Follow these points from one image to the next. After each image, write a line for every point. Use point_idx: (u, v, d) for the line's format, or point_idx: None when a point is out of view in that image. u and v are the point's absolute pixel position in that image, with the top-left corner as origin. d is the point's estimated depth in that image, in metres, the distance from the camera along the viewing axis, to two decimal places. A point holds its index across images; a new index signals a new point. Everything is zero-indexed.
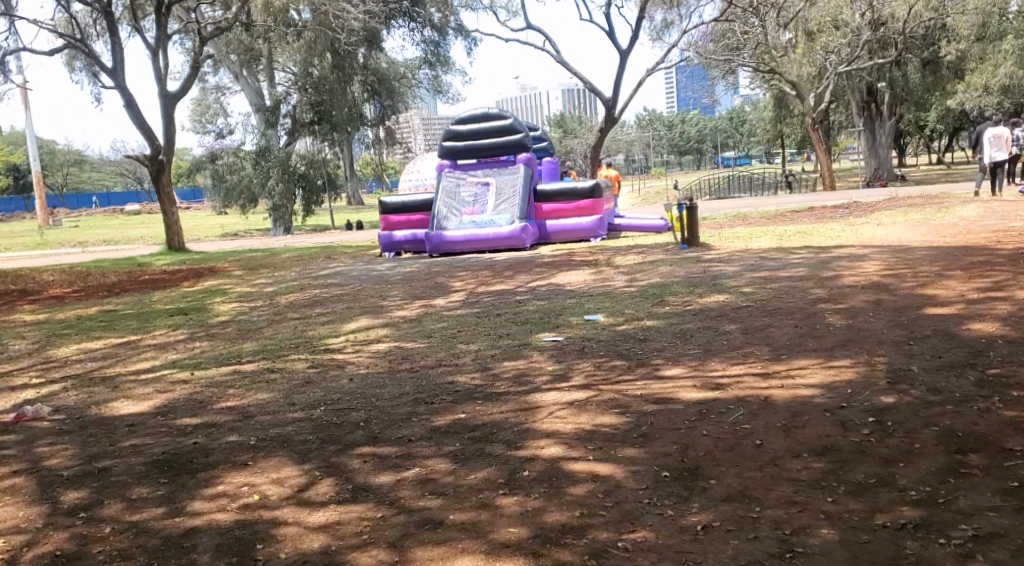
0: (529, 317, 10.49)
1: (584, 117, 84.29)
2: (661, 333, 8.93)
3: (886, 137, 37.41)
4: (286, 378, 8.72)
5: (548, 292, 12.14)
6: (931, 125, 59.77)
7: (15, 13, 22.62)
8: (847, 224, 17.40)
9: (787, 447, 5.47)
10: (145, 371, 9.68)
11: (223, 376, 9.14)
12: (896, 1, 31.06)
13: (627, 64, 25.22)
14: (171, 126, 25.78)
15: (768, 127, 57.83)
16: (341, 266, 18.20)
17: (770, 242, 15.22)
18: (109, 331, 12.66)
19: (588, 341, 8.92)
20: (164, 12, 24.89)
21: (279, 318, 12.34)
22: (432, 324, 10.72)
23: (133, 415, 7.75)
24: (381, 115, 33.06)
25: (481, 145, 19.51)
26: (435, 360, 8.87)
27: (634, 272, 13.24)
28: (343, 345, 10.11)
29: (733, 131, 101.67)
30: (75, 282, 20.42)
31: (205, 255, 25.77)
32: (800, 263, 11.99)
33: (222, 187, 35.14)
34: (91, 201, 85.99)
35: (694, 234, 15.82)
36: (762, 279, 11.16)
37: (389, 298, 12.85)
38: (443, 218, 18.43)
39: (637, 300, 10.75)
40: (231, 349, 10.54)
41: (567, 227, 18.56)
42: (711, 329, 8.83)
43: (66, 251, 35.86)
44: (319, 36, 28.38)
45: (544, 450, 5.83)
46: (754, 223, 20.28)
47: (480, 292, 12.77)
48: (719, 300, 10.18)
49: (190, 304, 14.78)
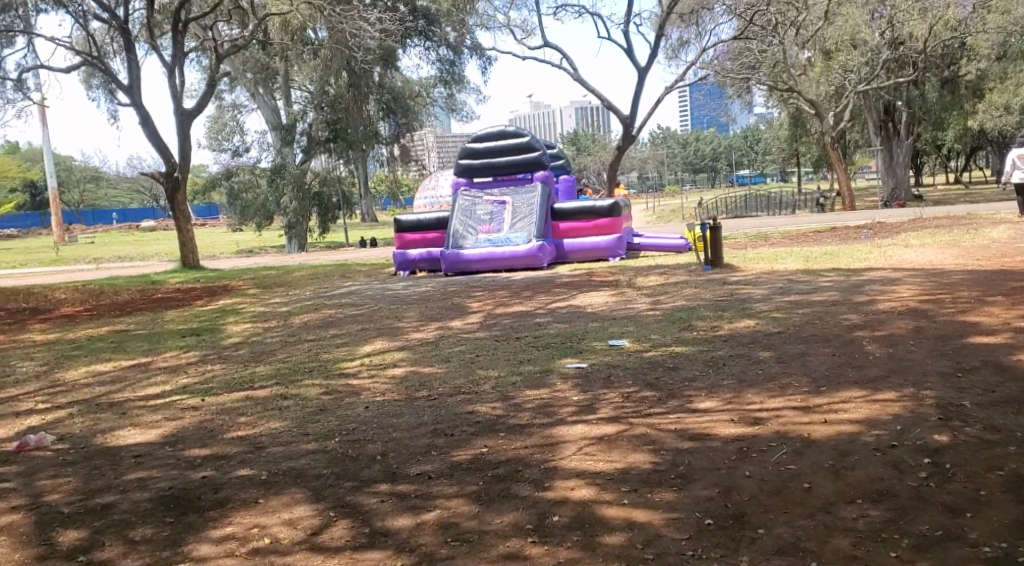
0: (551, 341, 10.13)
1: (600, 136, 84.09)
2: (691, 360, 8.56)
3: (904, 157, 37.02)
4: (300, 406, 8.36)
5: (569, 314, 11.78)
6: (949, 146, 59.22)
7: (33, 30, 22.52)
8: (874, 245, 17.02)
9: (839, 492, 5.13)
10: (155, 396, 9.34)
11: (234, 402, 8.80)
12: (917, 21, 30.63)
13: (645, 81, 24.87)
14: (187, 143, 25.62)
15: (784, 146, 57.44)
16: (356, 285, 17.90)
17: (796, 264, 14.87)
18: (119, 352, 12.37)
19: (614, 368, 8.56)
20: (180, 29, 24.77)
21: (293, 340, 12.02)
22: (450, 348, 10.38)
23: (139, 444, 7.40)
24: (396, 133, 32.96)
25: (498, 163, 19.18)
26: (455, 387, 8.52)
27: (657, 294, 12.87)
28: (359, 370, 9.76)
29: (748, 149, 101.09)
30: (87, 300, 20.16)
31: (220, 272, 25.52)
32: (830, 287, 11.62)
33: (237, 204, 34.97)
34: (108, 218, 86.18)
35: (718, 255, 15.49)
36: (792, 303, 10.78)
37: (405, 319, 12.51)
38: (460, 237, 18.12)
39: (663, 324, 10.39)
40: (243, 373, 10.21)
41: (584, 245, 18.20)
42: (743, 357, 8.45)
43: (80, 267, 35.69)
44: (336, 55, 28.25)
45: (574, 492, 5.48)
46: (777, 244, 19.90)
47: (499, 314, 12.43)
48: (749, 325, 9.80)
49: (202, 324, 14.47)
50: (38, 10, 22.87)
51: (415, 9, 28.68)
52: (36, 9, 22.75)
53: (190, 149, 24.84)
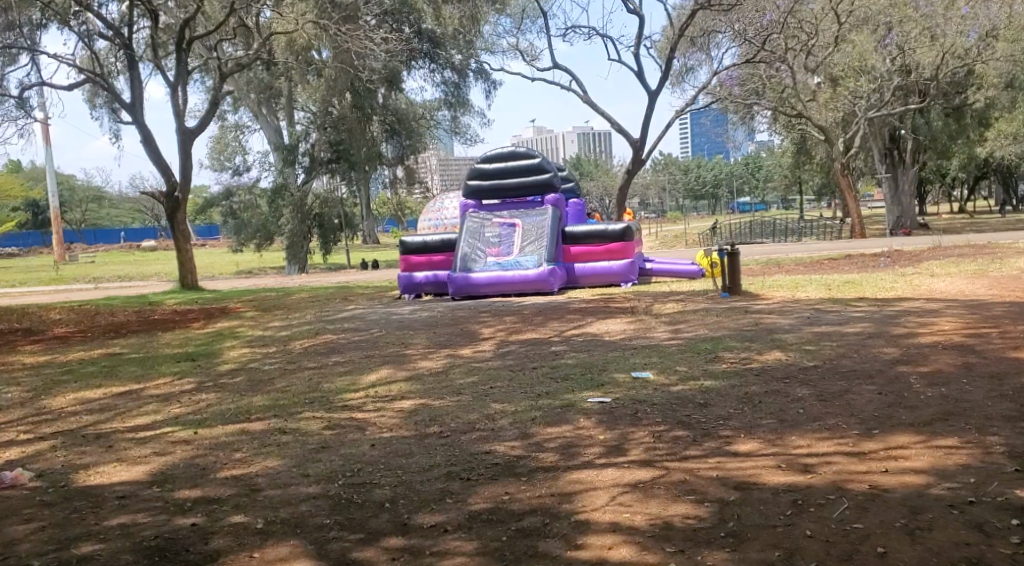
0: (569, 372, 9.50)
1: (602, 162, 83.73)
2: (723, 396, 7.94)
3: (910, 186, 36.94)
4: (299, 442, 7.72)
5: (586, 343, 11.14)
6: (953, 175, 58.80)
7: (37, 47, 22.08)
8: (898, 274, 16.45)
9: (918, 558, 4.72)
10: (143, 428, 8.69)
11: (229, 437, 8.14)
12: (925, 50, 30.14)
13: (655, 105, 24.36)
14: (189, 162, 25.12)
15: (789, 174, 57.08)
16: (359, 309, 17.25)
17: (819, 292, 14.28)
18: (109, 379, 11.70)
19: (641, 403, 7.92)
20: (184, 48, 24.28)
21: (292, 368, 11.35)
22: (460, 378, 9.75)
23: (123, 483, 6.76)
24: (400, 155, 32.38)
25: (507, 185, 18.59)
26: (468, 422, 7.90)
27: (677, 322, 12.25)
28: (363, 402, 9.10)
29: (751, 177, 100.68)
30: (82, 322, 19.47)
31: (219, 294, 24.90)
32: (863, 318, 11.01)
33: (236, 224, 34.39)
34: (110, 237, 85.70)
35: (737, 282, 14.88)
36: (824, 335, 10.15)
37: (411, 346, 11.86)
38: (467, 259, 17.47)
39: (688, 355, 9.77)
40: (239, 403, 9.55)
41: (596, 270, 17.58)
42: (780, 393, 7.82)
43: (78, 287, 35.02)
44: (341, 75, 27.92)
45: (613, 551, 5.03)
46: (794, 271, 19.32)
47: (511, 341, 11.79)
48: (780, 358, 9.15)
49: (200, 348, 13.81)
50: (42, 28, 22.46)
51: (420, 31, 28.11)
52: (38, 26, 22.27)
53: (191, 167, 24.34)
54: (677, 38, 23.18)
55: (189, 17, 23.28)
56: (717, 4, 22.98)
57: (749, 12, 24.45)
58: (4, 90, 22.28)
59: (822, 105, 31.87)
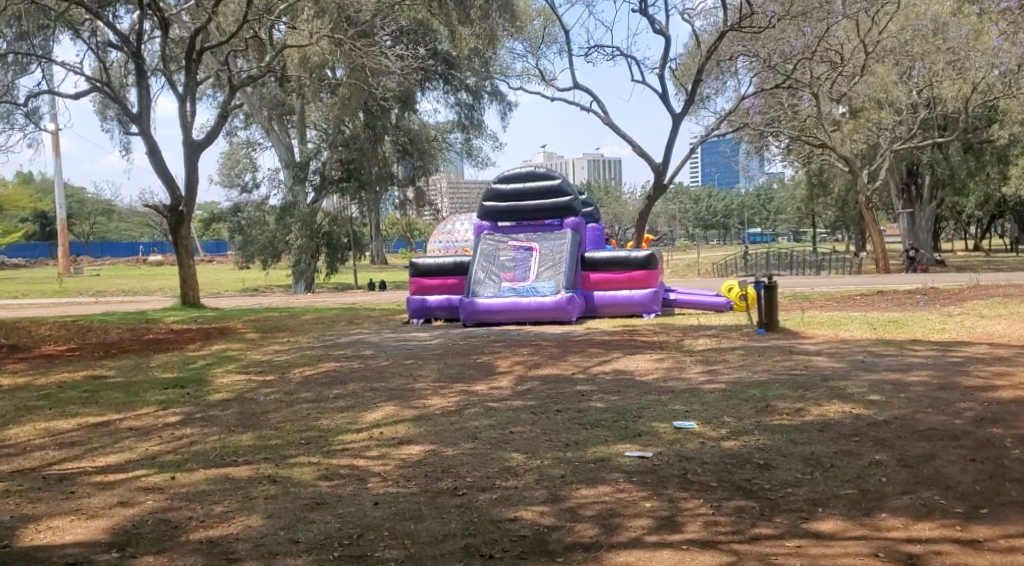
0: (599, 417, 8.39)
1: (614, 190, 82.67)
2: (785, 456, 6.86)
3: (926, 222, 36.01)
4: (290, 496, 6.63)
5: (615, 382, 10.03)
6: (969, 213, 57.70)
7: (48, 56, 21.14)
8: (942, 313, 15.37)
9: None
10: (115, 470, 7.66)
11: (209, 484, 7.05)
12: (951, 85, 29.07)
13: (677, 128, 23.25)
14: (195, 175, 24.16)
15: (802, 207, 56.13)
16: (364, 332, 16.19)
17: (863, 332, 13.22)
18: (87, 406, 10.59)
19: (689, 463, 6.84)
20: (194, 59, 23.27)
21: (289, 400, 10.21)
22: (475, 420, 8.62)
23: (77, 545, 5.81)
24: (412, 176, 31.25)
25: (526, 207, 17.50)
26: (486, 477, 6.83)
27: (714, 360, 11.13)
28: (365, 446, 7.99)
29: (761, 208, 99.63)
30: (72, 339, 18.40)
31: (221, 312, 23.86)
32: (924, 366, 9.91)
33: (243, 241, 33.59)
34: (118, 252, 84.74)
35: (773, 318, 13.86)
36: (888, 384, 9.00)
37: (420, 378, 10.73)
38: (480, 284, 16.38)
39: (736, 403, 8.63)
40: (225, 442, 8.44)
41: (617, 299, 16.46)
42: (855, 454, 6.75)
43: (77, 300, 34.07)
44: (356, 95, 27.10)
45: None
46: (825, 307, 18.26)
47: (531, 376, 10.70)
48: (843, 411, 8.04)
49: (192, 373, 12.72)
50: (56, 39, 21.67)
51: (435, 53, 27.22)
52: (51, 37, 21.40)
53: (196, 180, 23.38)
54: (702, 61, 21.83)
55: (200, 27, 22.21)
56: (750, 25, 21.79)
57: (774, 39, 23.05)
58: (11, 99, 21.45)
59: (845, 136, 30.79)
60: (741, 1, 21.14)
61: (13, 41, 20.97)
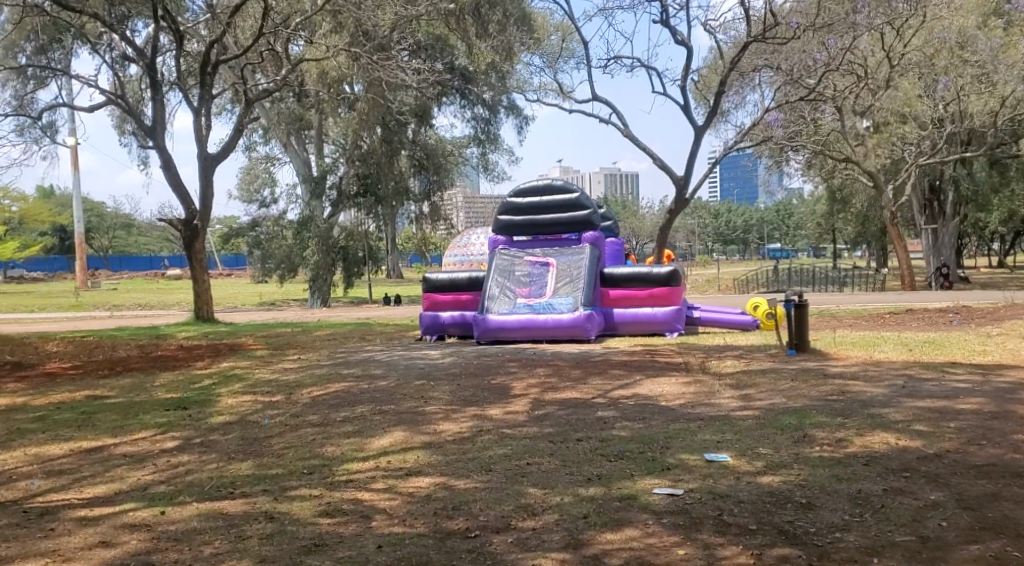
0: (623, 447, 7.77)
1: (631, 204, 81.85)
2: (830, 494, 6.24)
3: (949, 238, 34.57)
4: (286, 536, 6.09)
5: (639, 408, 9.41)
6: (993, 229, 56.49)
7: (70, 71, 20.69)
8: (980, 334, 14.64)
9: None
10: (102, 503, 7.14)
11: (200, 521, 6.52)
12: (977, 101, 28.18)
13: (699, 142, 22.60)
14: (210, 190, 23.76)
15: (823, 222, 55.21)
16: (376, 350, 15.65)
17: (898, 354, 12.53)
18: (82, 430, 10.06)
19: (723, 502, 6.23)
20: (209, 73, 22.79)
21: (293, 424, 9.63)
22: (490, 449, 8.03)
23: None
24: (427, 190, 30.51)
25: (542, 221, 16.94)
26: (502, 516, 6.26)
27: (744, 384, 10.49)
28: (371, 476, 7.43)
29: (780, 222, 98.60)
30: (79, 356, 17.92)
31: (234, 328, 23.37)
32: (972, 392, 9.23)
33: (260, 255, 33.25)
34: (136, 266, 84.54)
35: (803, 338, 13.20)
36: (934, 413, 8.32)
37: (432, 402, 10.14)
38: (494, 300, 15.81)
39: (771, 433, 8.00)
40: (222, 471, 7.89)
41: (638, 316, 15.83)
42: (908, 495, 6.13)
43: (92, 314, 33.72)
44: (374, 109, 26.64)
45: None
46: (854, 325, 17.54)
47: (550, 400, 10.09)
48: (890, 443, 7.39)
49: (196, 393, 12.20)
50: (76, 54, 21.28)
51: (452, 67, 26.70)
52: (69, 51, 20.99)
53: (208, 194, 22.98)
54: (724, 73, 21.14)
55: (215, 40, 21.72)
56: (774, 35, 21.10)
57: (796, 51, 22.31)
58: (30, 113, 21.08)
59: (869, 150, 30.07)
60: (765, 11, 20.44)
61: (32, 55, 20.61)
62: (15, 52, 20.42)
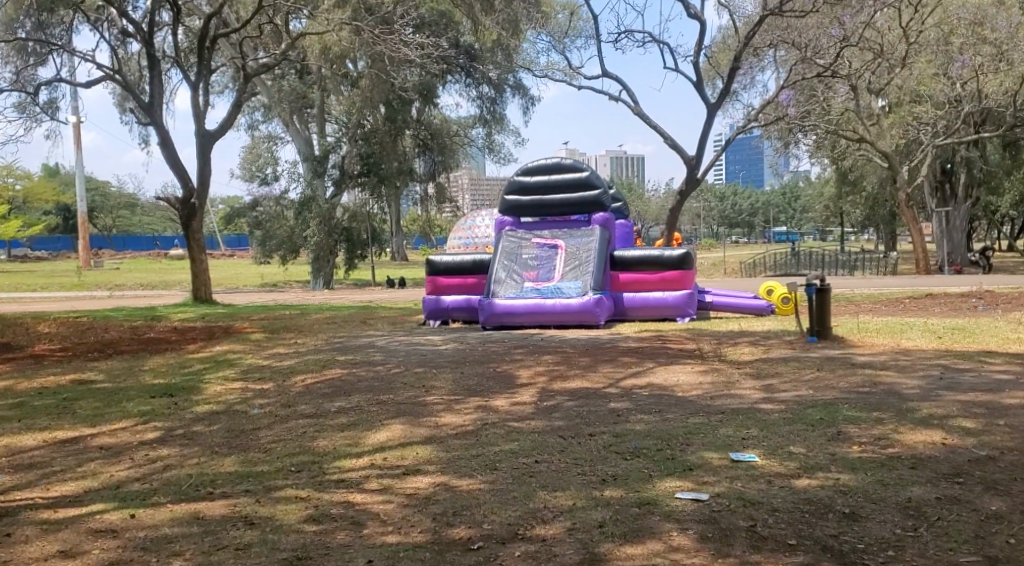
0: (641, 445, 7.09)
1: (637, 187, 80.78)
2: (878, 503, 5.58)
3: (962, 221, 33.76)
4: (267, 547, 5.46)
5: (654, 399, 8.74)
6: (1004, 212, 55.37)
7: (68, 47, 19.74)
8: (1008, 321, 13.92)
9: None
10: (68, 502, 6.50)
11: (173, 525, 5.87)
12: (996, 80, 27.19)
13: (712, 120, 21.80)
14: (209, 167, 23.00)
15: (831, 206, 54.35)
16: (376, 335, 14.98)
17: (927, 342, 11.83)
18: (60, 419, 9.39)
19: (757, 510, 5.58)
20: (207, 48, 21.92)
21: (283, 415, 8.97)
22: (495, 445, 7.35)
23: None
24: (432, 171, 29.58)
25: (552, 202, 16.23)
26: (508, 523, 5.61)
27: (765, 374, 9.82)
28: (364, 475, 6.77)
29: (786, 204, 97.51)
30: (68, 338, 17.24)
31: (232, 309, 22.70)
32: (1017, 384, 8.55)
33: (260, 236, 32.60)
34: (137, 246, 83.73)
35: (825, 325, 12.49)
36: (980, 408, 7.63)
37: (432, 392, 9.49)
38: (501, 283, 15.11)
39: (802, 429, 7.31)
40: (203, 468, 7.23)
41: (648, 301, 15.14)
42: (964, 504, 5.50)
43: (90, 294, 33.07)
44: (377, 86, 25.57)
45: None
46: (874, 310, 16.81)
47: (558, 390, 9.42)
48: (936, 442, 6.72)
49: (185, 379, 11.53)
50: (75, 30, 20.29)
51: (458, 44, 25.86)
52: (69, 27, 20.06)
53: (206, 171, 22.24)
54: (738, 48, 20.29)
55: (213, 13, 20.90)
56: (792, 7, 20.19)
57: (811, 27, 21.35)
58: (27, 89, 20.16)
59: (883, 130, 29.18)
60: None
61: (31, 30, 19.53)
62: (14, 27, 19.28)
